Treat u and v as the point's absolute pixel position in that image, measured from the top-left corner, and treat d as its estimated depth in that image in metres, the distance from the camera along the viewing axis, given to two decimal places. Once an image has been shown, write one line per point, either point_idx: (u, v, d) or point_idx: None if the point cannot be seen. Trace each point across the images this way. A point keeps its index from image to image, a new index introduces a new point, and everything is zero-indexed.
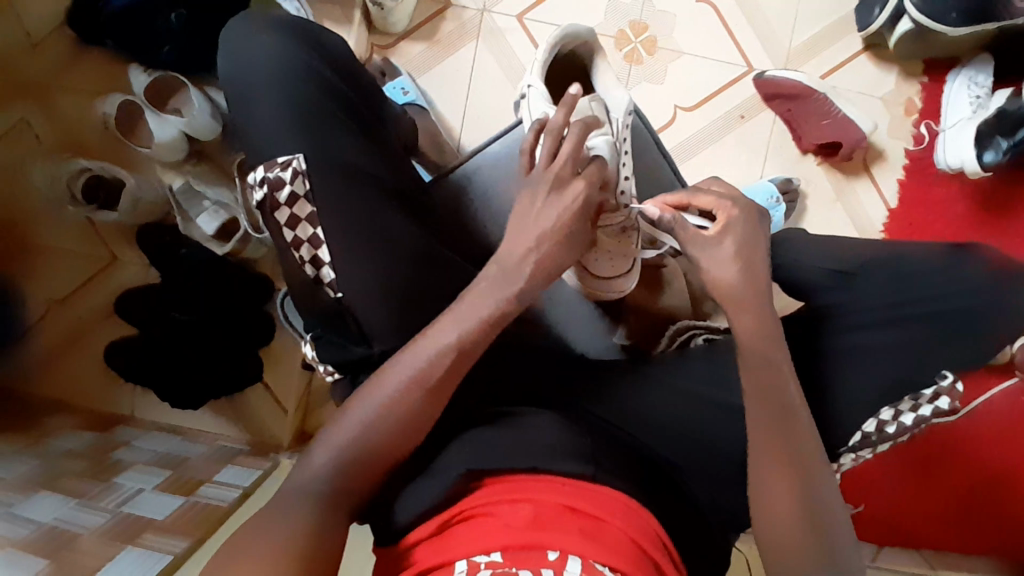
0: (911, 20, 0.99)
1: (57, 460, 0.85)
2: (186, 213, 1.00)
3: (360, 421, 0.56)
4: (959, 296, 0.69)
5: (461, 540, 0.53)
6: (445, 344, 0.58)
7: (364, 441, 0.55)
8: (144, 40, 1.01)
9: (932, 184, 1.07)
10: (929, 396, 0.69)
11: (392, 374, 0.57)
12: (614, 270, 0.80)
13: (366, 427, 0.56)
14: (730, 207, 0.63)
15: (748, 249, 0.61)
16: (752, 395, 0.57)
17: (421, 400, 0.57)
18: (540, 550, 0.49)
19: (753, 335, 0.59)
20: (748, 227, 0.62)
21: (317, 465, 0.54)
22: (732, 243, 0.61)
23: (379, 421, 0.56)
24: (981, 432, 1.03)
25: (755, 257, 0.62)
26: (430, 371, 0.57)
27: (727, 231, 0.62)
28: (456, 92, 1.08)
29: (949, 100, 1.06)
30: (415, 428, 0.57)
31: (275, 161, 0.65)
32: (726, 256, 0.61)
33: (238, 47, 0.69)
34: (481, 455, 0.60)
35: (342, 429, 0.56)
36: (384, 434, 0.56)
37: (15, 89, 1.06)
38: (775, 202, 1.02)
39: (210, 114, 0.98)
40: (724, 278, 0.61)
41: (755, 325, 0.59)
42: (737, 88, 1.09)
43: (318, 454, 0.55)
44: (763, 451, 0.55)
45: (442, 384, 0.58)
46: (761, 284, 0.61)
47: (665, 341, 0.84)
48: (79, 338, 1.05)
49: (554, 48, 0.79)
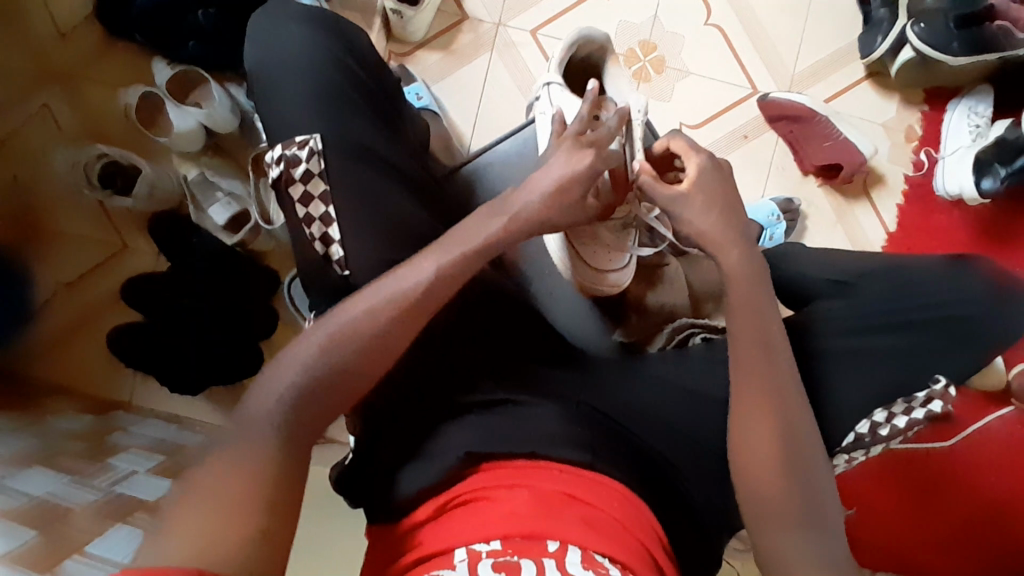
0: (914, 49, 1.04)
1: (54, 439, 0.85)
2: (199, 202, 1.03)
3: (317, 357, 0.55)
4: (951, 306, 0.71)
5: (460, 526, 0.53)
6: (399, 295, 0.58)
7: (333, 365, 0.55)
8: (171, 34, 1.05)
9: (933, 209, 1.09)
10: (922, 399, 0.72)
11: (363, 299, 0.58)
12: (611, 264, 0.82)
13: (337, 364, 0.55)
14: (693, 156, 0.70)
15: (721, 197, 0.68)
16: (742, 399, 0.59)
17: (396, 350, 0.58)
18: (542, 540, 0.50)
19: (736, 268, 0.65)
20: (709, 175, 0.69)
21: (274, 390, 0.54)
22: (701, 196, 0.68)
23: (361, 369, 0.56)
24: (978, 461, 1.02)
25: (729, 200, 0.68)
26: (407, 312, 0.58)
27: (697, 186, 0.68)
28: (468, 101, 1.11)
29: (949, 129, 1.09)
30: (384, 362, 0.57)
31: (294, 141, 0.68)
32: (699, 206, 0.67)
33: (267, 33, 0.73)
34: (479, 429, 0.61)
35: (297, 355, 0.55)
36: (348, 366, 0.55)
37: (39, 74, 1.10)
38: (776, 220, 1.04)
39: (230, 109, 1.01)
40: (704, 227, 0.67)
41: (751, 297, 0.64)
42: (741, 108, 1.12)
43: (276, 374, 0.55)
44: (752, 450, 0.57)
45: (411, 322, 0.58)
46: (737, 221, 0.68)
47: (663, 340, 0.84)
48: (84, 324, 1.07)
49: (569, 49, 0.82)
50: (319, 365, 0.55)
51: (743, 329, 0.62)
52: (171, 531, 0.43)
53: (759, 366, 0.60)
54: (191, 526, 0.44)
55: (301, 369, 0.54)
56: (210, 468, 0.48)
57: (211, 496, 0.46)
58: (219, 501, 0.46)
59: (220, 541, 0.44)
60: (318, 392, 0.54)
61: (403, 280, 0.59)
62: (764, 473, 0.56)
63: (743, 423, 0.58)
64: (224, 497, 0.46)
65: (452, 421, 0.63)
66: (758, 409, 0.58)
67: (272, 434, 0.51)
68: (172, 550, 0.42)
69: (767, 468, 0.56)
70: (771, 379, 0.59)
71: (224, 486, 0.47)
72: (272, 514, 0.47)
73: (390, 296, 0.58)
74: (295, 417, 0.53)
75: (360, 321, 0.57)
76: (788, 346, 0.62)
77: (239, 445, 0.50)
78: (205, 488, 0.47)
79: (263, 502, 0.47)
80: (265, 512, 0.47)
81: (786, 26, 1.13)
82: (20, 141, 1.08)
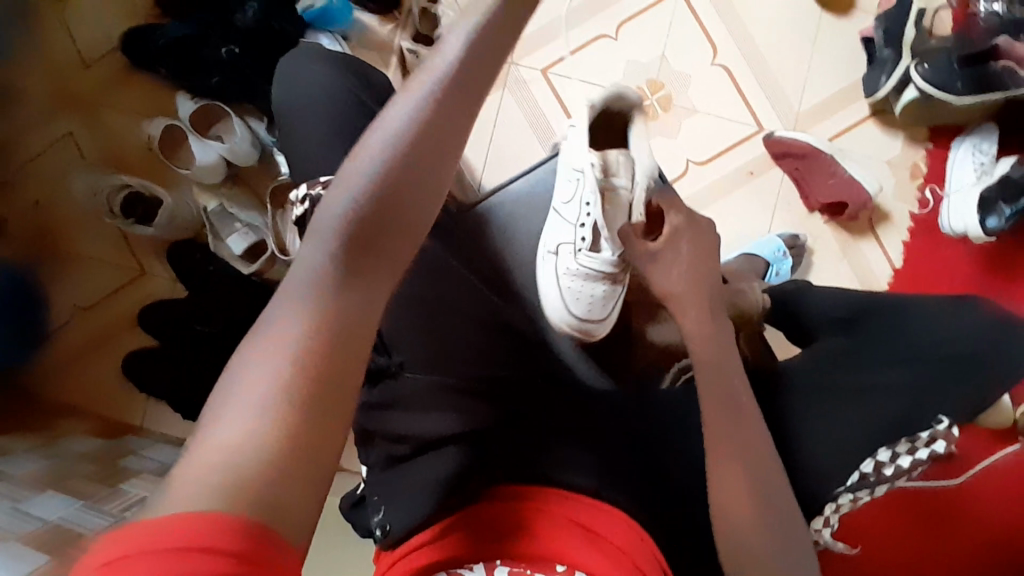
0: (917, 88, 1.05)
1: (69, 461, 0.87)
2: (218, 232, 1.08)
3: (351, 222, 0.44)
4: (953, 345, 0.72)
5: (472, 534, 0.56)
6: (405, 135, 0.45)
7: (374, 210, 0.44)
8: (191, 70, 1.07)
9: (938, 245, 1.11)
10: (926, 439, 0.69)
11: (398, 112, 0.45)
12: (591, 312, 0.84)
13: (357, 242, 0.44)
14: (673, 215, 0.70)
15: (693, 258, 0.69)
16: (712, 417, 0.61)
17: (434, 182, 0.46)
18: (550, 562, 0.54)
19: (698, 330, 0.66)
20: (686, 234, 0.69)
21: (307, 272, 0.43)
22: (671, 256, 0.69)
23: (380, 234, 0.44)
24: (988, 493, 1.02)
25: (706, 261, 0.69)
26: (420, 155, 0.45)
27: (671, 244, 0.69)
28: (480, 137, 1.14)
29: (954, 166, 1.10)
30: (431, 195, 0.46)
31: (318, 180, 0.70)
32: (668, 266, 0.68)
33: (296, 75, 0.77)
34: (464, 454, 0.62)
35: (319, 239, 0.44)
36: (387, 204, 0.44)
37: (66, 102, 1.14)
38: (781, 255, 1.06)
39: (250, 143, 1.06)
40: (666, 285, 0.68)
41: (717, 351, 0.65)
42: (748, 145, 1.14)
43: (306, 255, 0.44)
44: (745, 492, 0.58)
45: (427, 164, 0.45)
46: (707, 288, 0.68)
47: (670, 377, 0.84)
48: (102, 346, 1.10)
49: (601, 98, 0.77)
50: (347, 230, 0.43)
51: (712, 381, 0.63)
52: (212, 458, 0.36)
53: (722, 378, 0.64)
54: (224, 456, 0.37)
55: (341, 242, 0.43)
56: (253, 375, 0.39)
57: (255, 416, 0.38)
58: (267, 420, 0.38)
59: (252, 480, 0.36)
60: (340, 272, 0.43)
61: (402, 110, 0.45)
62: (737, 493, 0.58)
63: (743, 463, 0.59)
64: (271, 409, 0.38)
65: (422, 453, 0.63)
66: (747, 443, 0.60)
67: (299, 334, 0.40)
68: (205, 486, 0.35)
69: (750, 496, 0.58)
70: (730, 391, 0.63)
71: (266, 404, 0.38)
72: (322, 435, 0.39)
73: (393, 136, 0.45)
74: (340, 305, 0.42)
75: (371, 180, 0.44)
76: (745, 384, 0.65)
77: (276, 342, 0.40)
78: (248, 405, 0.38)
79: (314, 420, 0.39)
80: (302, 439, 0.38)
81: (790, 66, 1.16)
82: (41, 169, 1.12)
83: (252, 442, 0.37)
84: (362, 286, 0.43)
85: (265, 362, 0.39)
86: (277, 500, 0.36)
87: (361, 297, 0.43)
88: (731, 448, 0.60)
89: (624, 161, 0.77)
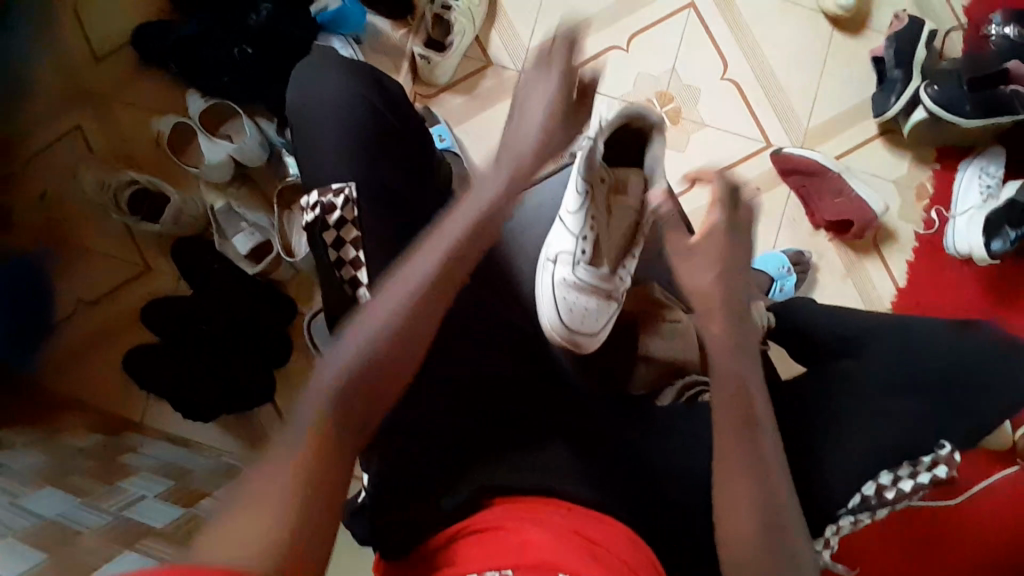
0: (926, 109, 1.06)
1: (65, 458, 0.86)
2: (223, 231, 1.07)
3: (363, 351, 0.52)
4: (956, 371, 0.72)
5: (476, 553, 0.54)
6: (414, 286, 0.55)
7: (386, 338, 0.53)
8: (202, 68, 1.07)
9: (942, 266, 1.11)
10: (927, 463, 0.69)
11: (410, 272, 0.56)
12: (584, 326, 0.77)
13: (367, 368, 0.51)
14: (715, 213, 0.70)
15: (726, 261, 0.68)
16: (723, 429, 0.59)
17: (436, 315, 0.56)
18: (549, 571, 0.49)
19: (720, 339, 0.65)
20: (724, 234, 0.69)
21: (321, 387, 0.49)
22: (706, 255, 0.69)
23: (385, 361, 0.52)
24: (984, 516, 1.02)
25: (734, 267, 0.68)
26: (423, 300, 0.55)
27: (707, 243, 0.69)
28: (488, 144, 1.15)
29: (959, 189, 1.11)
30: (426, 333, 0.55)
31: (330, 188, 0.72)
32: (699, 266, 0.68)
33: (306, 82, 0.77)
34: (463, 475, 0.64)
35: (335, 361, 0.51)
36: (393, 340, 0.53)
37: (75, 96, 1.14)
38: (785, 271, 1.06)
39: (260, 143, 1.06)
40: (700, 284, 0.68)
41: (733, 368, 0.63)
42: (755, 161, 1.15)
43: (320, 375, 0.51)
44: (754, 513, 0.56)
45: (430, 309, 0.55)
46: (737, 296, 0.67)
47: (670, 395, 0.76)
48: (103, 340, 1.10)
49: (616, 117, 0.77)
50: (360, 357, 0.51)
51: (726, 398, 0.61)
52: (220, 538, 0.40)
53: (738, 392, 0.62)
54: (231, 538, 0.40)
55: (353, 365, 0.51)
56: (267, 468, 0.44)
57: (264, 504, 0.42)
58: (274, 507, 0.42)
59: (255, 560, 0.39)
60: (349, 390, 0.50)
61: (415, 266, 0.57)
62: None
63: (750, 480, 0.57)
64: (280, 500, 0.42)
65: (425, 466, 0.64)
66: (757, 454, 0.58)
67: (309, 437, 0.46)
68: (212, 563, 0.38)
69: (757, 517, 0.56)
70: (746, 400, 0.61)
71: (274, 493, 0.43)
72: (319, 529, 0.43)
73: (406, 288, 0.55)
74: (347, 418, 0.49)
75: (385, 319, 0.53)
76: (768, 413, 0.62)
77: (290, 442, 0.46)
78: (259, 493, 0.43)
79: (323, 509, 0.44)
80: (302, 530, 0.42)
81: (800, 83, 1.16)
82: (48, 163, 1.12)
83: (259, 525, 0.41)
84: (366, 408, 0.50)
85: (279, 458, 0.45)
86: (286, 573, 0.40)
87: (362, 417, 0.50)
88: (740, 460, 0.57)
89: (635, 181, 0.79)
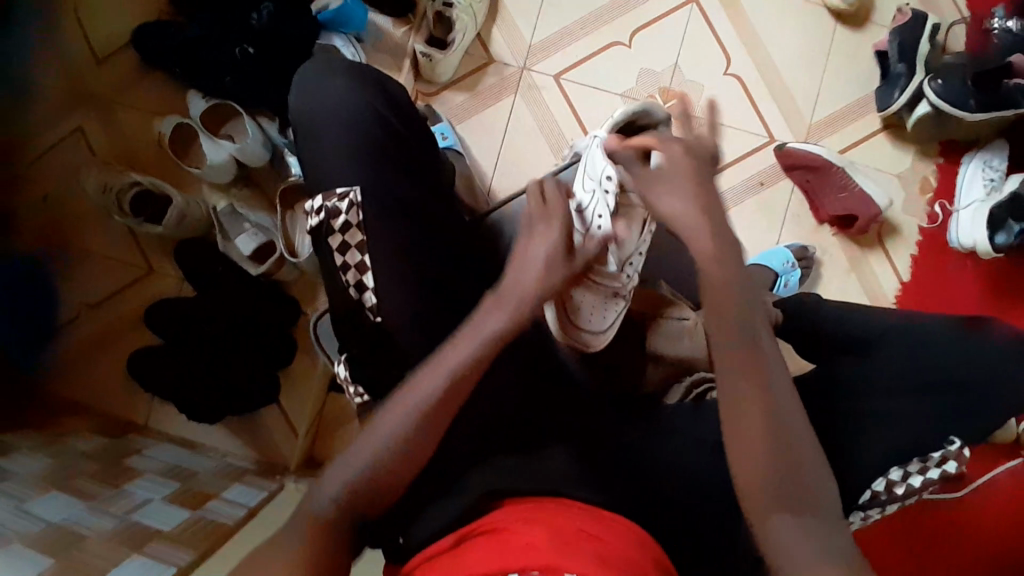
0: (930, 103, 1.06)
1: (70, 461, 0.86)
2: (226, 233, 1.05)
3: (372, 459, 0.57)
4: (963, 366, 0.72)
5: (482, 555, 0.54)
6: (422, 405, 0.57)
7: (390, 453, 0.57)
8: (203, 69, 1.06)
9: (946, 260, 1.11)
10: (937, 460, 0.72)
11: (422, 386, 0.58)
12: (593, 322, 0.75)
13: (375, 477, 0.57)
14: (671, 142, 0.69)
15: (692, 182, 0.66)
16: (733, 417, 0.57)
17: (441, 426, 0.58)
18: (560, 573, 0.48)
19: (706, 260, 0.63)
20: (684, 157, 0.67)
21: (333, 482, 0.57)
22: (673, 181, 0.66)
23: (390, 465, 0.57)
24: (991, 510, 1.02)
25: (704, 187, 0.66)
26: (430, 416, 0.58)
27: (670, 168, 0.67)
28: (490, 141, 1.14)
29: (963, 182, 1.10)
30: (431, 439, 0.58)
31: (334, 192, 0.71)
32: (666, 192, 0.66)
33: (310, 86, 0.76)
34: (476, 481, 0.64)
35: (350, 459, 0.57)
36: (400, 455, 0.57)
37: (74, 97, 1.13)
38: (790, 266, 1.06)
39: (262, 143, 1.05)
40: (668, 210, 0.66)
41: (725, 304, 0.61)
42: (759, 156, 1.14)
43: (334, 469, 0.57)
44: None
45: (439, 419, 0.58)
46: (715, 221, 0.65)
47: (679, 392, 0.77)
48: (106, 341, 1.09)
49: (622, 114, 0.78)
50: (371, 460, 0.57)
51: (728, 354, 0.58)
52: None
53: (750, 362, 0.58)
54: None
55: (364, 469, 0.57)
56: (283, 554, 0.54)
57: None
58: None
59: None
60: (355, 493, 0.56)
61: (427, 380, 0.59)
62: None
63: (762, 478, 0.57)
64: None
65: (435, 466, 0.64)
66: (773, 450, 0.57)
67: (318, 527, 0.55)
68: None
69: None
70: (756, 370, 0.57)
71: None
72: None
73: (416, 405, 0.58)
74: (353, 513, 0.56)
75: (395, 430, 0.57)
76: (777, 351, 0.59)
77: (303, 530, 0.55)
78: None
79: None
80: None
81: (803, 78, 1.16)
82: (48, 166, 1.12)
83: None
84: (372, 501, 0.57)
85: (292, 544, 0.55)
86: None
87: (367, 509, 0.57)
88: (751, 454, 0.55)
89: None
